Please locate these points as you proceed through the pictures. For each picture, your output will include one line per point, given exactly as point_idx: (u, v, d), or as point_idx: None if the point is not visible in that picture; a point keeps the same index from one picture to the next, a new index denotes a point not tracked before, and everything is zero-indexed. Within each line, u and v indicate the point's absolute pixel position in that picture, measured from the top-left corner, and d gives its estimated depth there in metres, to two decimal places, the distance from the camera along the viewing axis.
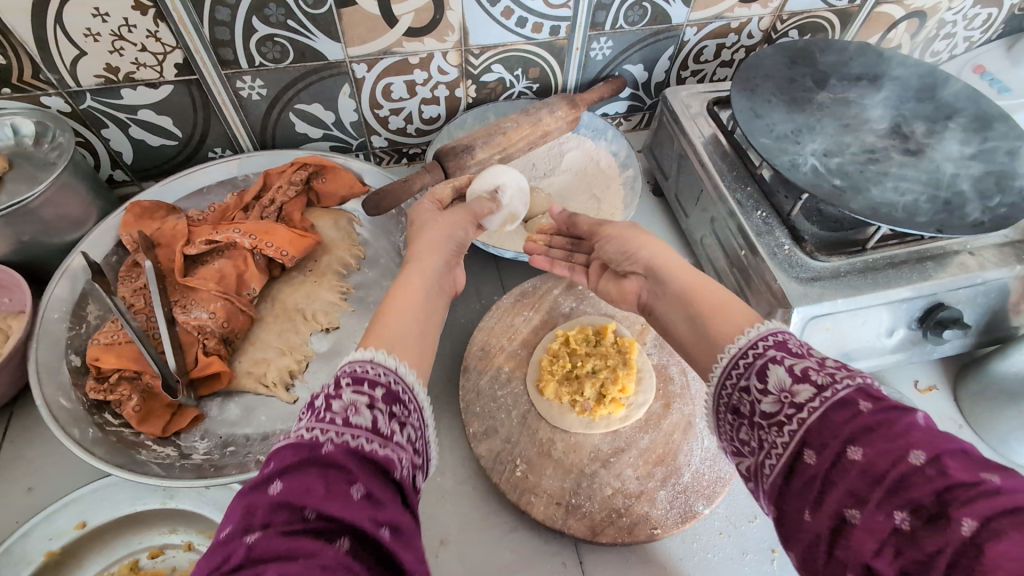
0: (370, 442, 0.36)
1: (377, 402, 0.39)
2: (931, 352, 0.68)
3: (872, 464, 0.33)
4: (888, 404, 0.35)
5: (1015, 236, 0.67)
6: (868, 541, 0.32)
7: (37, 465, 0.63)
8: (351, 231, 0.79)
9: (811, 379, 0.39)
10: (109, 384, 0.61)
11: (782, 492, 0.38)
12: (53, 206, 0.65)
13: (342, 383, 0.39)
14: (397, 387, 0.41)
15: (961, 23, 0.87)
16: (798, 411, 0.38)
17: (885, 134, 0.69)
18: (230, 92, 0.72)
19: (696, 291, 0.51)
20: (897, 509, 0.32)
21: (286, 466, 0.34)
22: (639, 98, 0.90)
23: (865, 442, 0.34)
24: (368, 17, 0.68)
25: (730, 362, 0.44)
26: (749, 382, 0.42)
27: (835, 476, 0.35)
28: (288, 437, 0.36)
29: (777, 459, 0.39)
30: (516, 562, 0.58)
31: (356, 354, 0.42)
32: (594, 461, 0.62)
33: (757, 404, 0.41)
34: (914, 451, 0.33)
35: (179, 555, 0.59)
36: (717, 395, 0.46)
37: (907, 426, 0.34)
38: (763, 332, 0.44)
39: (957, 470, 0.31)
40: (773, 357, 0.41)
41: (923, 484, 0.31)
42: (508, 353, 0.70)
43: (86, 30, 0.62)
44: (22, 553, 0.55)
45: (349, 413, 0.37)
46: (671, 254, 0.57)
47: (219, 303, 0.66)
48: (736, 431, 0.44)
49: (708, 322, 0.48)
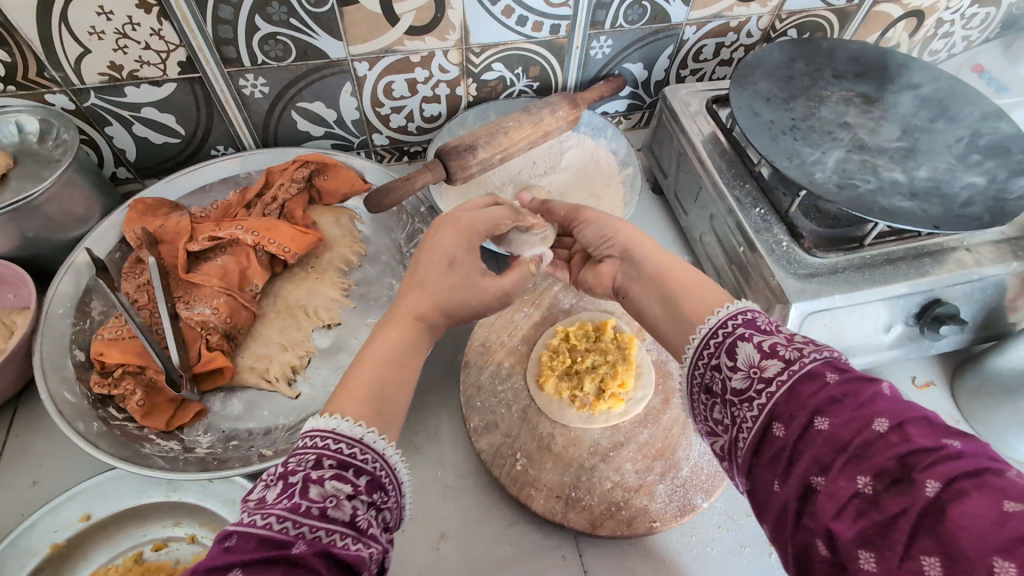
0: (343, 537, 0.36)
1: (358, 493, 0.38)
2: (929, 347, 0.68)
3: (837, 432, 0.35)
4: (854, 376, 0.37)
5: (1012, 233, 0.67)
6: (831, 505, 0.33)
7: (41, 459, 0.63)
8: (352, 228, 0.80)
9: (779, 355, 0.40)
10: (113, 378, 0.62)
11: (753, 465, 0.39)
12: (57, 203, 0.66)
13: (324, 465, 0.38)
14: (381, 474, 0.41)
15: (958, 22, 0.88)
16: (767, 386, 0.39)
17: (883, 132, 0.70)
18: (233, 90, 0.73)
19: (675, 275, 0.52)
20: (861, 474, 0.33)
21: (248, 559, 0.32)
22: (639, 96, 0.91)
23: (831, 412, 0.35)
24: (370, 16, 0.68)
25: (702, 342, 0.46)
26: (720, 360, 0.44)
27: (803, 445, 0.36)
28: (255, 523, 0.35)
29: (748, 433, 0.40)
30: (517, 555, 0.59)
31: (340, 423, 0.40)
32: (594, 455, 0.62)
33: (728, 382, 0.43)
34: (879, 419, 0.34)
35: (183, 547, 0.59)
36: (691, 377, 0.47)
37: (872, 396, 0.35)
38: (733, 311, 0.45)
39: (919, 436, 0.32)
40: (741, 335, 0.43)
41: (886, 449, 0.32)
42: (509, 349, 0.70)
43: (90, 28, 0.62)
44: (27, 545, 0.56)
45: (327, 505, 0.36)
46: (650, 242, 0.56)
47: (222, 299, 0.67)
48: (710, 411, 0.45)
49: (681, 303, 0.49)
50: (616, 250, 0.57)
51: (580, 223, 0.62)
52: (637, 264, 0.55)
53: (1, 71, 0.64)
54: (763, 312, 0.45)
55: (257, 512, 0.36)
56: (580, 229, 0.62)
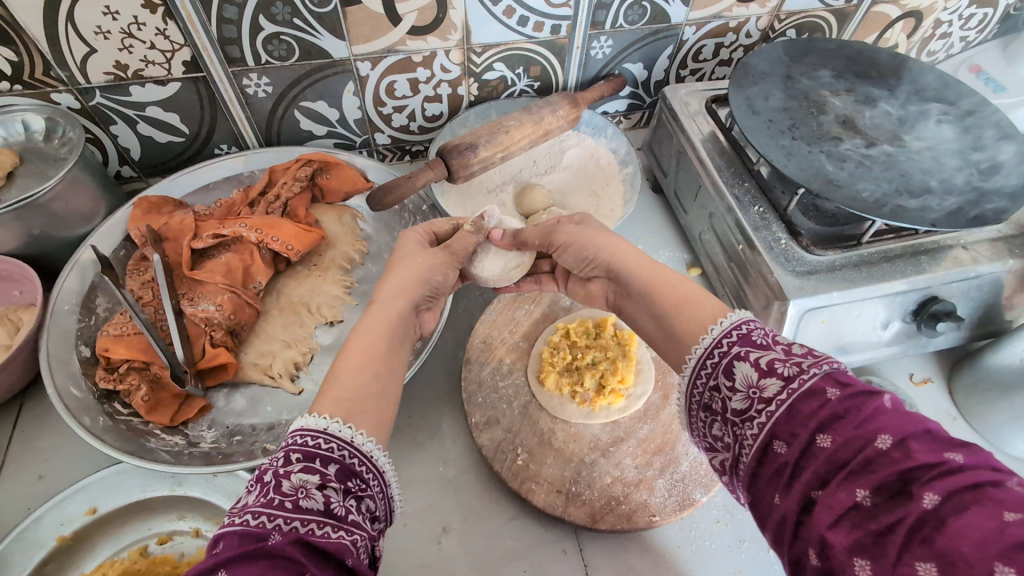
0: (320, 526, 0.36)
1: (328, 482, 0.39)
2: (926, 345, 0.69)
3: (839, 450, 0.35)
4: (855, 390, 0.37)
5: (1008, 231, 0.68)
6: (828, 515, 0.33)
7: (47, 453, 0.64)
8: (354, 226, 0.81)
9: (777, 372, 0.40)
10: (118, 374, 0.62)
11: (754, 479, 0.39)
12: (63, 200, 0.67)
13: (292, 459, 0.39)
14: (353, 461, 0.41)
15: (956, 22, 0.88)
16: (767, 406, 0.39)
17: (881, 131, 0.71)
18: (237, 89, 0.74)
19: (660, 291, 0.51)
20: (860, 487, 0.33)
21: (230, 557, 0.33)
22: (639, 96, 0.92)
23: (833, 429, 0.36)
24: (373, 16, 0.69)
25: (699, 362, 0.45)
26: (719, 381, 0.44)
27: (804, 462, 0.36)
28: (235, 524, 0.36)
29: (749, 450, 0.40)
30: (517, 548, 0.59)
31: (304, 420, 0.41)
32: (594, 450, 0.63)
33: (728, 402, 0.43)
34: (881, 436, 0.34)
35: (188, 541, 0.60)
36: (691, 395, 0.47)
37: (874, 411, 0.35)
38: (728, 326, 0.45)
39: (921, 452, 0.33)
40: (738, 354, 0.43)
41: (887, 465, 0.33)
42: (510, 345, 0.71)
43: (96, 27, 0.63)
44: (33, 537, 0.56)
45: (298, 496, 0.37)
46: (633, 255, 0.56)
47: (226, 296, 0.68)
48: (711, 427, 0.45)
49: (675, 321, 0.49)
50: (598, 268, 0.59)
51: (555, 249, 0.62)
52: (620, 281, 0.56)
53: (8, 70, 0.65)
54: (758, 324, 0.45)
55: (236, 513, 0.37)
56: (559, 254, 0.62)
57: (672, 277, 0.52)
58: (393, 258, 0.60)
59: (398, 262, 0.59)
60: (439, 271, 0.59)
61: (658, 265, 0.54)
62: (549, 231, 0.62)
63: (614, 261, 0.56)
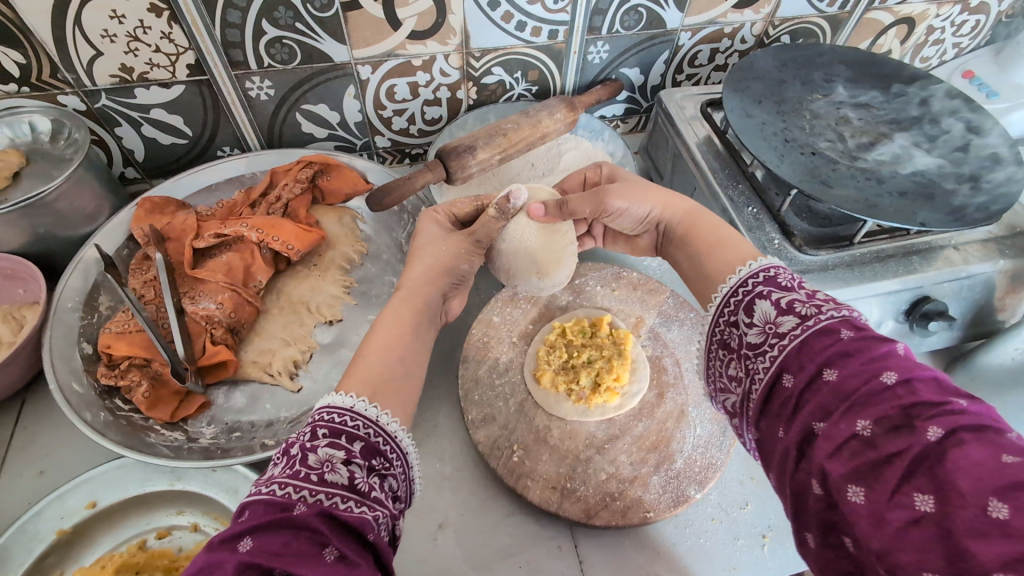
0: (344, 501, 0.37)
1: (353, 458, 0.40)
2: (920, 343, 0.69)
3: (844, 383, 0.37)
4: (868, 334, 0.39)
5: (999, 232, 0.69)
6: (829, 445, 0.35)
7: (50, 449, 0.65)
8: (354, 228, 0.82)
9: (795, 311, 0.43)
10: (119, 370, 0.64)
11: (765, 416, 0.42)
12: (68, 200, 0.68)
13: (319, 434, 0.40)
14: (377, 439, 0.43)
15: (950, 29, 0.90)
16: (780, 339, 0.42)
17: (873, 134, 0.72)
18: (240, 92, 0.75)
19: (700, 233, 0.56)
20: (861, 418, 0.35)
21: (253, 526, 0.34)
22: (636, 100, 0.93)
23: (840, 364, 0.38)
24: (373, 20, 0.70)
25: (723, 300, 0.49)
26: (738, 317, 0.47)
27: (810, 393, 0.38)
28: (261, 493, 0.37)
29: (760, 383, 0.43)
30: (512, 545, 0.60)
31: (334, 398, 0.43)
32: (589, 447, 0.64)
33: (744, 337, 0.46)
34: (888, 373, 0.36)
35: (186, 536, 0.61)
36: (710, 334, 0.50)
37: (883, 352, 0.37)
38: (755, 269, 0.48)
39: (926, 392, 0.34)
40: (760, 293, 0.46)
41: (891, 400, 0.35)
42: (506, 343, 0.72)
43: (103, 30, 0.64)
44: (34, 531, 0.57)
45: (324, 470, 0.38)
46: (678, 204, 0.59)
47: (227, 294, 0.69)
48: (726, 366, 0.48)
49: (705, 259, 0.53)
50: (647, 224, 0.62)
51: (608, 214, 0.61)
52: (665, 230, 0.60)
53: (16, 72, 0.66)
54: (786, 269, 0.48)
55: (262, 484, 0.38)
56: (611, 218, 0.62)
57: (713, 225, 0.56)
58: (415, 245, 0.60)
59: (422, 251, 0.59)
60: (466, 262, 0.60)
61: (700, 212, 0.58)
62: (598, 196, 0.60)
63: (661, 214, 0.60)
